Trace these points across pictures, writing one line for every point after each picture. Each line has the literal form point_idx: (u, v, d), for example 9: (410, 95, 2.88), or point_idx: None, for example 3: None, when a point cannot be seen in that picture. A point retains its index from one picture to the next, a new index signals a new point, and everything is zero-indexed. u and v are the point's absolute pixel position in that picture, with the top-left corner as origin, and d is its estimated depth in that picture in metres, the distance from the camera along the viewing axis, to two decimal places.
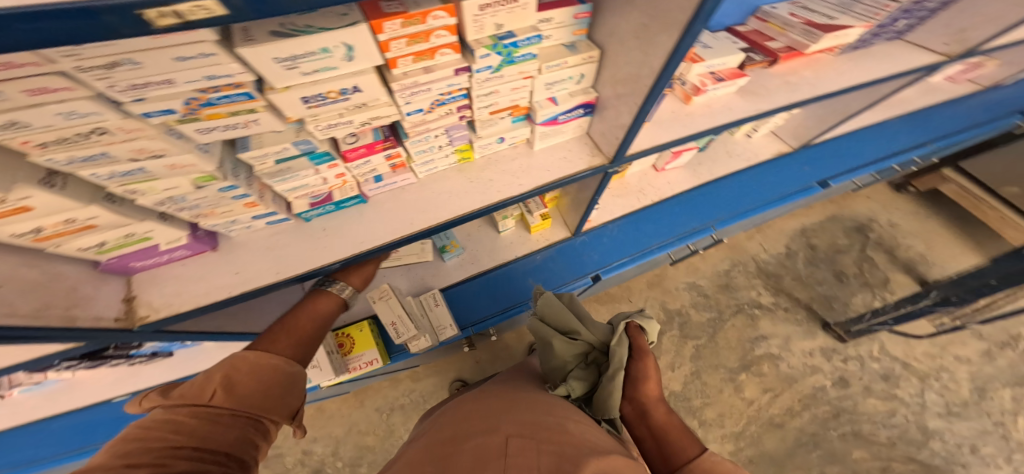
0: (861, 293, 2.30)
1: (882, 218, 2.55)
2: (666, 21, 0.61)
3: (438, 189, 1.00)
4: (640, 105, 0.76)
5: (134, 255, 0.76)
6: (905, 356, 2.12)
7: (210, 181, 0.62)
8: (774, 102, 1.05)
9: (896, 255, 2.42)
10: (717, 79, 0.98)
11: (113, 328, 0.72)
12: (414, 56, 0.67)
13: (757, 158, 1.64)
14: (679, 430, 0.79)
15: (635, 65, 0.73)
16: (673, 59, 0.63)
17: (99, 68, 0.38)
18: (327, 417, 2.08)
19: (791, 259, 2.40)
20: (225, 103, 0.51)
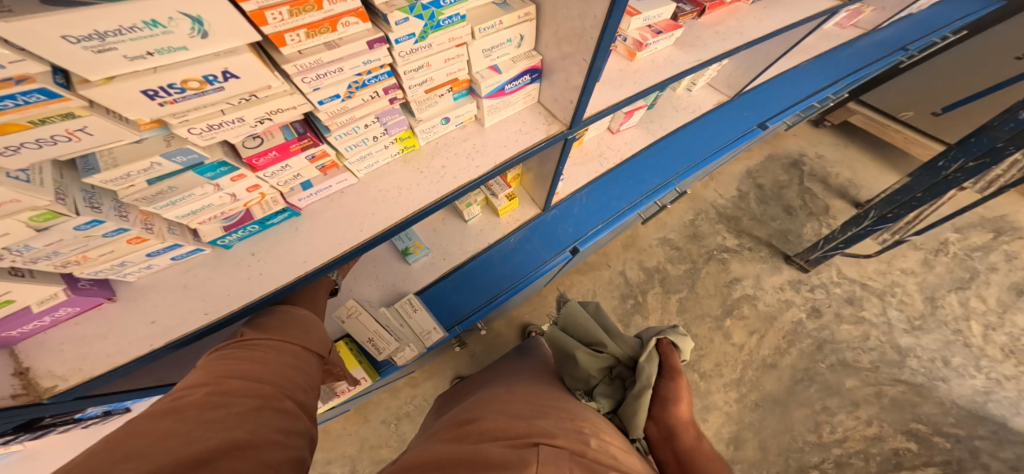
0: (809, 223, 2.29)
1: (810, 152, 2.55)
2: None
3: (382, 186, 0.87)
4: (589, 62, 0.64)
5: (4, 326, 0.59)
6: (860, 277, 2.14)
7: (52, 218, 0.48)
8: (711, 52, 0.94)
9: (829, 183, 2.44)
10: (654, 33, 0.86)
11: (7, 407, 0.57)
12: (307, 29, 0.53)
13: (703, 109, 1.58)
14: (708, 456, 0.67)
15: (576, 14, 0.60)
16: (615, 8, 0.52)
17: None
18: (337, 437, 1.94)
19: (744, 200, 2.36)
20: (15, 107, 0.36)
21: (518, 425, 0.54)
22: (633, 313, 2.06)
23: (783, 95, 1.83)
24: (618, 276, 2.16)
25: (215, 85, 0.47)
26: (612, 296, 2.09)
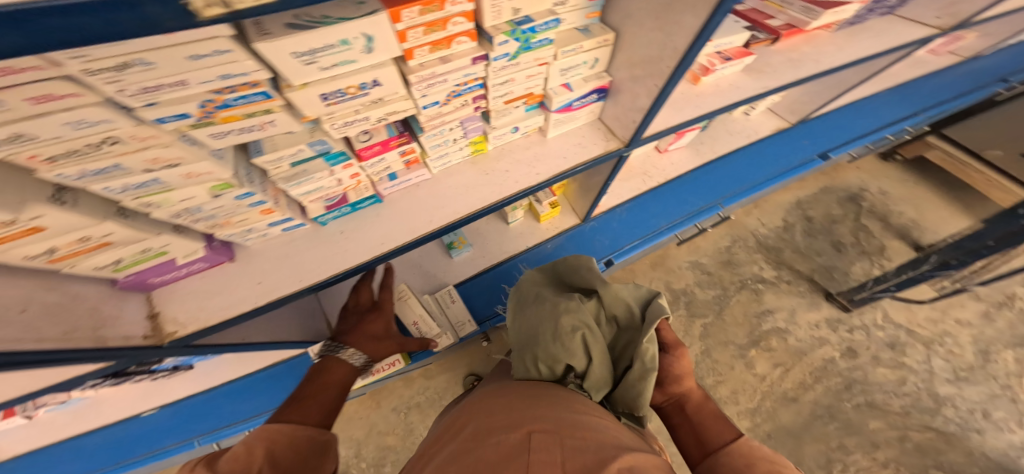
0: (859, 261, 2.20)
1: (873, 186, 2.43)
2: (693, 2, 0.55)
3: (451, 183, 0.97)
4: (661, 87, 0.71)
5: (152, 272, 0.72)
6: (908, 323, 2.06)
7: (227, 189, 0.60)
8: (778, 80, 0.99)
9: (890, 222, 2.31)
10: (726, 58, 0.93)
11: (143, 346, 0.69)
12: (430, 46, 0.64)
13: (758, 135, 1.57)
14: (713, 415, 0.72)
15: (655, 45, 0.68)
16: (699, 40, 0.58)
17: (109, 71, 0.37)
18: (349, 418, 2.07)
19: (789, 232, 2.30)
20: (243, 103, 0.51)
21: (507, 420, 0.61)
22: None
23: (849, 125, 1.85)
24: None
25: (364, 90, 0.62)
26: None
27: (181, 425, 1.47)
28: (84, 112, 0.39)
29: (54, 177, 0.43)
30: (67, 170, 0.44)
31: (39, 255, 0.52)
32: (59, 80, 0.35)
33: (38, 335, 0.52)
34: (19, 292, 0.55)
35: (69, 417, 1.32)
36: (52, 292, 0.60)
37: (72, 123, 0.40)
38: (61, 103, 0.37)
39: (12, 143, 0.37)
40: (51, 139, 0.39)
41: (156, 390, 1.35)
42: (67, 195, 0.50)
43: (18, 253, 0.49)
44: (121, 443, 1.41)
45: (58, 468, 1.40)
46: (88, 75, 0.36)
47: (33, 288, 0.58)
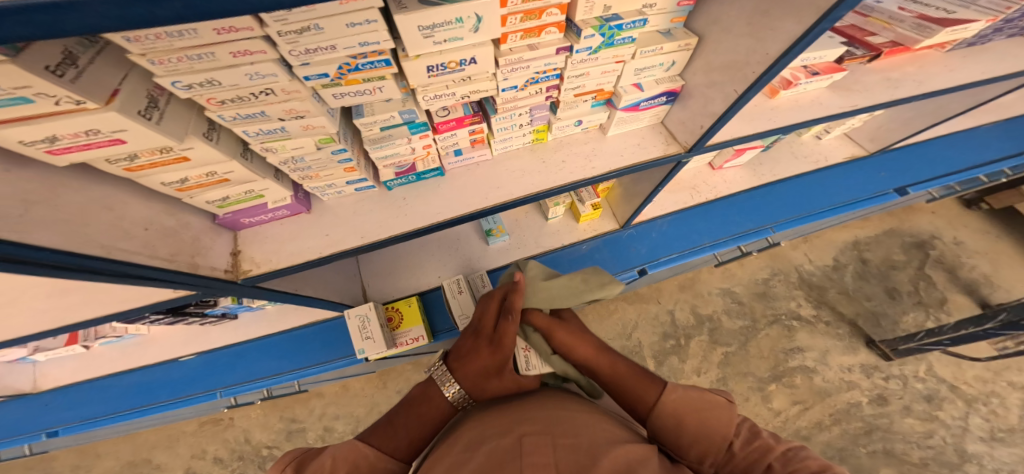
0: (913, 312, 2.08)
1: (947, 235, 2.26)
2: (798, 8, 0.56)
3: (509, 167, 1.01)
4: (740, 93, 0.72)
5: (245, 212, 0.81)
6: (953, 378, 1.94)
7: (329, 143, 0.71)
8: (871, 98, 0.98)
9: (957, 275, 2.15)
10: (812, 72, 0.92)
11: (223, 278, 0.76)
12: (523, 33, 0.69)
13: (828, 160, 1.65)
14: (634, 375, 0.81)
15: (743, 50, 0.69)
16: (797, 47, 0.59)
17: (292, 33, 0.49)
18: (351, 395, 2.18)
19: (839, 272, 2.20)
20: (367, 69, 0.62)
21: (499, 424, 0.68)
22: (671, 354, 2.08)
23: (942, 159, 1.73)
24: (666, 314, 2.17)
25: (462, 67, 0.71)
26: (653, 332, 2.12)
27: (211, 374, 1.46)
28: (261, 67, 0.51)
29: (216, 116, 0.56)
30: (227, 112, 0.57)
31: (172, 183, 0.62)
32: (256, 40, 0.48)
33: (151, 251, 0.61)
34: (148, 212, 0.65)
35: (118, 353, 1.46)
36: (169, 217, 0.70)
37: (250, 74, 0.52)
38: (251, 58, 0.49)
39: (205, 86, 0.51)
40: (229, 86, 0.52)
41: (199, 335, 1.47)
42: (214, 134, 0.59)
43: (158, 179, 0.59)
44: (149, 389, 1.45)
45: (87, 407, 1.44)
46: (279, 34, 0.48)
47: (159, 211, 0.68)
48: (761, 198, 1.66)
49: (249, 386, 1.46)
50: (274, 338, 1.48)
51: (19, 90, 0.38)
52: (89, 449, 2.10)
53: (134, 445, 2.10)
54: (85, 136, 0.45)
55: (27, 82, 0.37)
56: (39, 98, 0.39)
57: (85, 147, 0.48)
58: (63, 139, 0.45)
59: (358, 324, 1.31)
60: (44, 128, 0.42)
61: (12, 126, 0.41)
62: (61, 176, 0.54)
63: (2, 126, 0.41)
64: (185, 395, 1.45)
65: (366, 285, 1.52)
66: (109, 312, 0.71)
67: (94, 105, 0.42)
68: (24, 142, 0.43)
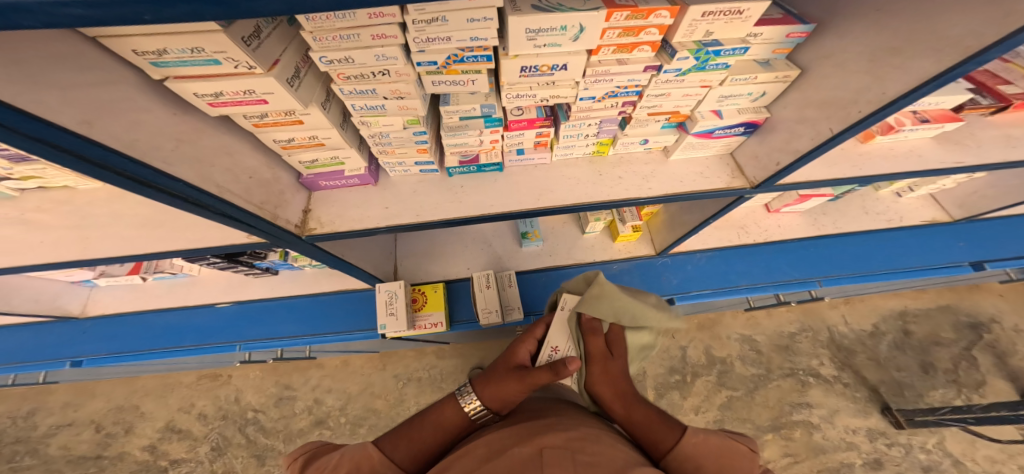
0: (944, 388, 2.04)
1: (1008, 320, 2.21)
2: (939, 47, 0.56)
3: (567, 173, 1.04)
4: (836, 132, 0.73)
5: (326, 176, 0.85)
6: (960, 453, 1.91)
7: (415, 124, 0.74)
8: (983, 156, 0.96)
9: (1007, 362, 2.10)
10: (921, 120, 0.92)
11: (290, 232, 0.79)
12: (616, 47, 0.72)
13: (904, 220, 1.66)
14: (642, 414, 0.70)
15: (853, 87, 0.70)
16: (925, 89, 0.58)
17: (423, 22, 0.52)
18: (349, 371, 2.20)
19: (875, 339, 2.18)
20: (470, 61, 0.65)
21: (518, 433, 0.62)
22: (673, 389, 2.08)
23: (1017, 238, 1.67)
24: (677, 350, 2.18)
25: (553, 71, 0.73)
26: (660, 365, 2.13)
27: (236, 326, 1.50)
28: (389, 50, 0.55)
29: (338, 89, 0.61)
30: (347, 87, 0.61)
31: (281, 141, 0.69)
32: (394, 25, 0.51)
33: (251, 199, 0.67)
34: (253, 162, 0.70)
35: (166, 290, 1.51)
36: (268, 170, 0.74)
37: (378, 55, 0.55)
38: (384, 41, 0.53)
39: (342, 62, 0.55)
40: (360, 64, 0.56)
41: (237, 285, 1.50)
42: (329, 105, 0.65)
43: (273, 136, 0.66)
44: (177, 332, 1.49)
45: (115, 341, 1.49)
46: (413, 22, 0.52)
47: (261, 164, 0.72)
48: (818, 249, 1.64)
49: (267, 344, 1.50)
50: (301, 301, 1.51)
51: (216, 54, 0.45)
52: (86, 388, 2.15)
53: (129, 389, 2.15)
54: (242, 95, 0.52)
55: (224, 47, 0.44)
56: (225, 62, 0.46)
57: (238, 104, 0.54)
58: (226, 95, 0.52)
59: (385, 299, 1.34)
60: (218, 84, 0.49)
61: (196, 81, 0.49)
62: (205, 123, 0.59)
63: (189, 80, 0.49)
64: (210, 343, 1.50)
65: (398, 264, 1.55)
66: (181, 247, 0.75)
67: (260, 71, 0.48)
68: (196, 94, 0.51)
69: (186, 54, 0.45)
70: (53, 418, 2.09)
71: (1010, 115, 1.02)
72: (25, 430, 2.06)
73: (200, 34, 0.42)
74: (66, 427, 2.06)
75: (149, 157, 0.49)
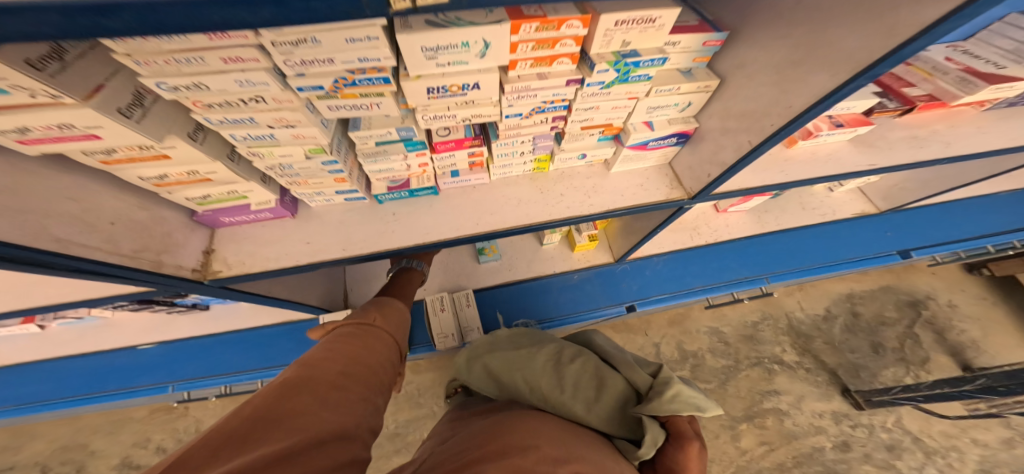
0: (894, 367, 2.12)
1: (943, 297, 2.31)
2: (833, 61, 0.57)
3: (506, 193, 0.98)
4: (755, 144, 0.74)
5: (226, 211, 0.78)
6: (918, 430, 1.97)
7: (319, 153, 0.67)
8: (894, 158, 1.04)
9: (946, 337, 2.19)
10: (836, 125, 0.98)
11: (188, 279, 0.73)
12: (533, 61, 0.67)
13: (835, 215, 1.73)
14: None
15: (765, 99, 0.71)
16: (824, 103, 0.59)
17: (288, 44, 0.46)
18: None
19: (829, 322, 2.24)
20: (365, 85, 0.58)
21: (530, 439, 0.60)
22: None
23: (947, 223, 1.79)
24: (651, 347, 2.18)
25: (464, 91, 0.67)
26: None
27: (170, 365, 1.40)
28: (252, 75, 0.48)
29: (201, 118, 0.53)
30: (212, 116, 0.54)
31: (150, 178, 0.61)
32: (249, 47, 0.44)
33: (111, 248, 0.60)
34: (117, 206, 0.63)
35: (73, 335, 1.38)
36: (142, 210, 0.67)
37: (240, 81, 0.48)
38: (242, 65, 0.46)
39: (192, 89, 0.48)
40: (217, 91, 0.49)
41: (161, 325, 1.40)
42: (200, 134, 0.58)
43: (137, 173, 0.59)
44: (99, 376, 1.39)
45: (28, 387, 1.38)
46: (273, 45, 0.45)
47: (131, 204, 0.66)
48: (762, 245, 1.71)
49: (206, 383, 1.40)
50: (244, 335, 1.43)
51: None
52: (24, 430, 1.95)
53: (75, 428, 1.95)
54: (59, 129, 0.45)
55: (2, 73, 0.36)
56: (14, 90, 0.39)
57: (58, 140, 0.47)
58: (35, 130, 0.44)
59: None
60: (15, 118, 0.41)
61: None
62: (35, 165, 0.53)
63: None
64: (136, 386, 1.39)
65: (348, 291, 1.47)
66: None
67: (71, 100, 0.41)
68: None
69: None
70: None
71: (918, 115, 1.11)
72: None
73: None
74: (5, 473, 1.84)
75: None
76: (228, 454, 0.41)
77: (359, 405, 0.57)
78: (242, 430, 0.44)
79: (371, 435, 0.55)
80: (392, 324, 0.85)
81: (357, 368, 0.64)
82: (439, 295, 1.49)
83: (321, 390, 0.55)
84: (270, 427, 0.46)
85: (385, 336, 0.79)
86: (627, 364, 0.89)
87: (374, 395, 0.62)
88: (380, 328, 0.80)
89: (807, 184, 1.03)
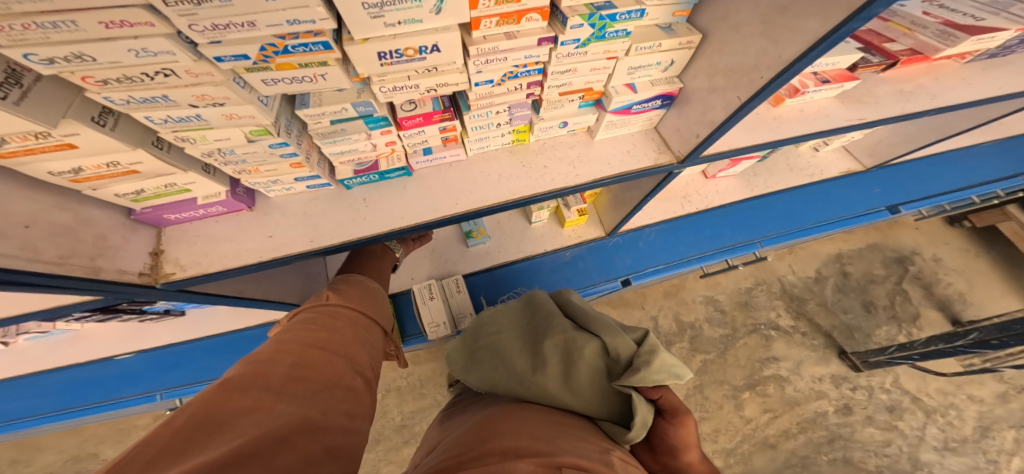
0: (887, 325, 2.11)
1: (927, 251, 2.28)
2: (824, 5, 0.50)
3: (486, 169, 0.92)
4: (744, 100, 0.67)
5: (171, 207, 0.72)
6: (915, 390, 1.97)
7: (263, 135, 0.61)
8: (884, 112, 0.98)
9: (934, 291, 2.18)
10: (822, 80, 0.93)
11: (134, 284, 0.67)
12: (499, 19, 0.59)
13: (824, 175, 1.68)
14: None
15: (753, 52, 0.64)
16: (820, 48, 0.52)
17: (187, 4, 0.39)
18: None
19: (820, 284, 2.22)
20: (301, 52, 0.51)
21: (535, 444, 0.52)
22: None
23: (939, 178, 1.75)
24: (649, 321, 2.16)
25: (422, 55, 0.60)
26: None
27: (152, 374, 1.36)
28: (149, 42, 0.42)
29: (101, 98, 0.47)
30: (114, 94, 0.48)
31: (64, 173, 0.56)
32: (136, 9, 0.38)
33: (30, 255, 0.53)
34: (34, 208, 0.56)
35: (45, 349, 1.32)
36: (63, 211, 0.61)
37: (135, 50, 0.42)
38: (133, 30, 0.40)
39: (73, 61, 0.41)
40: (109, 63, 0.43)
41: (138, 333, 1.35)
42: (108, 118, 0.52)
43: (46, 168, 0.53)
44: (79, 389, 1.35)
45: (10, 404, 1.36)
46: (167, 5, 0.38)
47: (50, 206, 0.59)
48: (756, 210, 1.66)
49: (192, 389, 1.36)
50: (227, 338, 1.38)
51: None
52: (27, 444, 1.90)
53: (79, 440, 1.91)
54: None
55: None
56: None
57: None
58: None
59: None
60: None
61: None
62: None
63: None
64: (121, 397, 1.36)
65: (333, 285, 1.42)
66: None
67: None
68: None
69: None
70: None
71: (901, 70, 1.05)
72: None
73: None
74: None
75: None
76: (168, 462, 0.35)
77: (327, 391, 0.52)
78: (182, 443, 0.37)
79: (349, 418, 0.51)
80: (353, 300, 0.80)
81: (318, 352, 0.58)
82: (428, 283, 1.42)
83: (277, 383, 0.49)
84: (214, 432, 0.39)
85: (348, 313, 0.75)
86: (605, 325, 0.77)
87: (347, 377, 0.57)
88: (338, 305, 0.75)
89: (802, 143, 0.97)
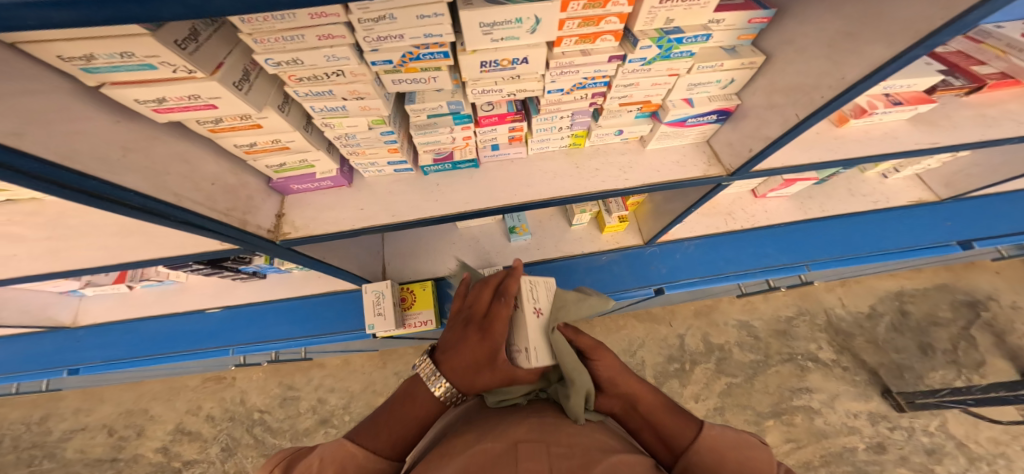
0: (944, 369, 2.01)
1: (1005, 298, 2.17)
2: (890, 34, 0.57)
3: (542, 167, 1.03)
4: (803, 118, 0.74)
5: (296, 179, 0.88)
6: (963, 436, 1.87)
7: (380, 124, 0.75)
8: (959, 137, 1.00)
9: (1006, 340, 2.06)
10: (893, 103, 0.95)
11: (265, 237, 0.82)
12: (578, 38, 0.70)
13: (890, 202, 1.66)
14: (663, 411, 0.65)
15: (815, 73, 0.71)
16: (878, 73, 0.59)
17: (371, 21, 0.53)
18: (350, 370, 2.18)
19: (873, 321, 2.15)
20: (427, 59, 0.64)
21: (488, 428, 0.60)
22: (673, 377, 2.07)
23: (1011, 213, 1.67)
24: (676, 338, 2.17)
25: (514, 65, 0.72)
26: (659, 353, 2.13)
27: (229, 331, 1.53)
28: (338, 50, 0.56)
29: (292, 91, 0.62)
30: (301, 89, 0.63)
31: (244, 146, 0.71)
32: (340, 25, 0.52)
33: (212, 204, 0.68)
34: (217, 169, 0.72)
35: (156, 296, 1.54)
36: (234, 175, 0.77)
37: (328, 56, 0.57)
38: (333, 41, 0.54)
39: (290, 64, 0.56)
40: (309, 65, 0.58)
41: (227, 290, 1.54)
42: (287, 107, 0.67)
43: (233, 141, 0.69)
44: (170, 339, 1.53)
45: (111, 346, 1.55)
46: (359, 21, 0.52)
47: (225, 167, 0.75)
48: (802, 233, 1.65)
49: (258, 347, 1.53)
50: (292, 303, 1.53)
51: (149, 58, 0.46)
52: (95, 393, 2.16)
53: (137, 394, 2.15)
54: (187, 100, 0.54)
55: (157, 51, 0.45)
56: (161, 66, 0.48)
57: (185, 110, 0.56)
58: (169, 101, 0.53)
59: (371, 299, 1.36)
60: (160, 89, 0.51)
61: (133, 87, 0.50)
62: (158, 131, 0.62)
63: (126, 86, 0.50)
64: (201, 348, 1.54)
65: (386, 263, 1.57)
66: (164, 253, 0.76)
67: (202, 75, 0.50)
68: (137, 101, 0.52)
69: (117, 59, 0.46)
70: (65, 423, 2.09)
71: (986, 94, 1.05)
72: (41, 434, 2.07)
73: (129, 40, 0.43)
74: (79, 432, 2.07)
75: (91, 170, 0.48)
76: None
77: None
78: None
79: None
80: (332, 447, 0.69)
81: None
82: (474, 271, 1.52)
83: None
84: None
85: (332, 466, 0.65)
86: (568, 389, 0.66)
87: None
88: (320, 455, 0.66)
89: (859, 163, 1.00)
